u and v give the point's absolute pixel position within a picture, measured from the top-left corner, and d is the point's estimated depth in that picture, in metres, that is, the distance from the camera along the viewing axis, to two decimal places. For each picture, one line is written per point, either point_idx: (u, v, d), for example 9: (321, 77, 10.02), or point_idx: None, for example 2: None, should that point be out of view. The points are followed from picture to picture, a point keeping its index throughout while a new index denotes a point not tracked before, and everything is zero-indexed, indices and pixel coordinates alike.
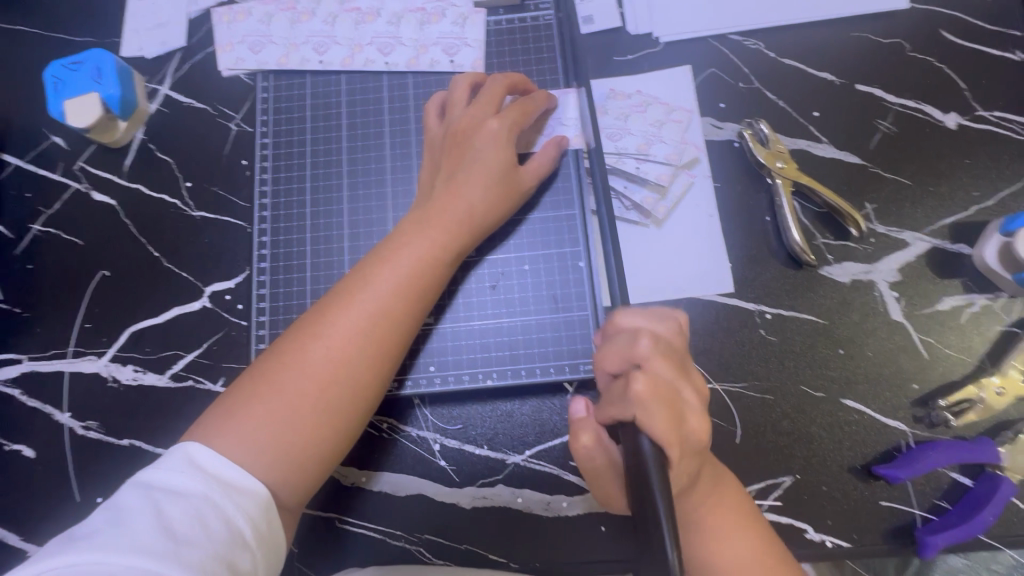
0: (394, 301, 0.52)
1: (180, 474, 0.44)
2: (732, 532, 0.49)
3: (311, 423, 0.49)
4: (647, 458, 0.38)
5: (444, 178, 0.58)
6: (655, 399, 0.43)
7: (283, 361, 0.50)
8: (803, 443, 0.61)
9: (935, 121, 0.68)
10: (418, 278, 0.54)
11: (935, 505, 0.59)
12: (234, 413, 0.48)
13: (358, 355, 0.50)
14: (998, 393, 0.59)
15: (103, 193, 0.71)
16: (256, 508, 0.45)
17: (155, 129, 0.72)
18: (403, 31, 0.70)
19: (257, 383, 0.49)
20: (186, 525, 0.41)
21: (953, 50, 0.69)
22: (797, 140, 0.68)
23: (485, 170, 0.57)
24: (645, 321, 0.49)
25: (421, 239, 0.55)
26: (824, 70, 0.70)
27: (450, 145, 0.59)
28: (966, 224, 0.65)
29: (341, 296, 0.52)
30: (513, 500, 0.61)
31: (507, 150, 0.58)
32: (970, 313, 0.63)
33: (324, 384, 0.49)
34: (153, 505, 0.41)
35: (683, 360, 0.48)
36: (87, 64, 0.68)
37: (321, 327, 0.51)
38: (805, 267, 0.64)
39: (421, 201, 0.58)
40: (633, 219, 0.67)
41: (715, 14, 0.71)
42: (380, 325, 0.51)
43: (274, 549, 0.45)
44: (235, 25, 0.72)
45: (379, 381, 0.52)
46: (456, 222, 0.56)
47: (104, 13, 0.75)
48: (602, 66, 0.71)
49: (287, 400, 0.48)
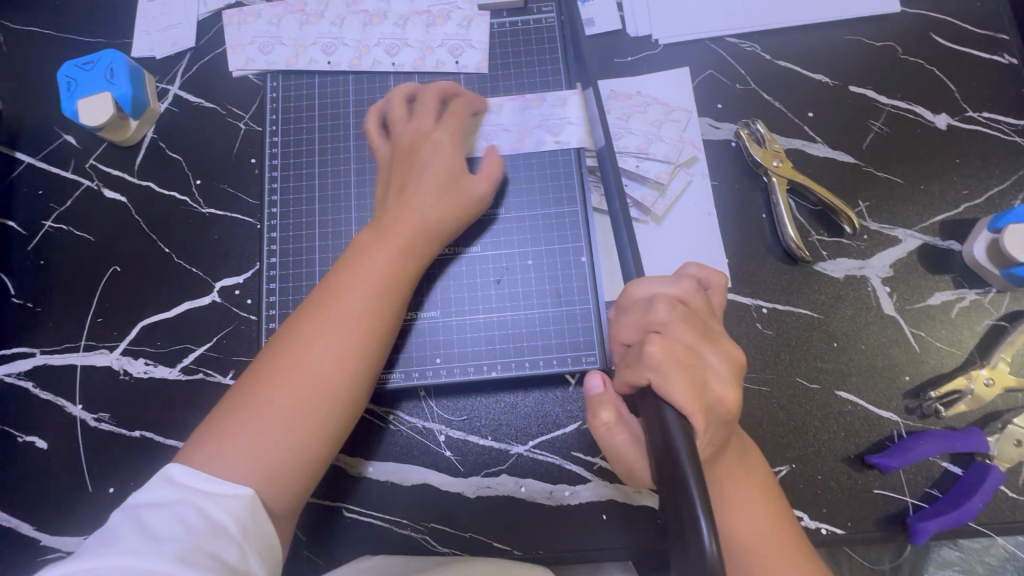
0: (364, 307, 0.54)
1: (157, 488, 0.46)
2: (755, 503, 0.50)
3: (292, 431, 0.49)
4: (671, 426, 0.40)
5: (396, 191, 0.59)
6: (671, 361, 0.44)
7: (259, 376, 0.51)
8: (799, 433, 0.62)
9: (925, 121, 0.70)
10: (383, 285, 0.55)
11: (926, 493, 0.61)
12: (215, 435, 0.49)
13: (330, 361, 0.52)
14: (987, 384, 0.61)
15: (115, 190, 0.72)
16: (238, 504, 0.46)
17: (165, 128, 0.74)
18: (409, 32, 0.72)
19: (236, 405, 0.50)
20: (166, 527, 0.43)
21: (944, 52, 0.71)
22: (792, 140, 0.70)
23: (437, 180, 0.59)
24: (664, 286, 0.50)
25: (382, 249, 0.56)
26: (819, 72, 0.72)
27: (399, 161, 0.61)
28: (956, 221, 0.67)
29: (309, 310, 0.54)
30: (516, 489, 0.62)
31: (451, 156, 0.61)
32: (960, 307, 0.65)
33: (301, 393, 0.50)
34: (132, 516, 0.44)
35: (706, 324, 0.48)
36: (100, 65, 0.70)
37: (293, 342, 0.52)
38: (800, 263, 0.66)
39: (379, 214, 0.60)
40: (633, 216, 0.69)
41: (713, 17, 0.73)
42: (348, 331, 0.53)
43: (264, 540, 0.47)
44: (244, 27, 0.74)
45: (358, 384, 0.53)
46: (413, 231, 0.57)
47: (115, 14, 0.77)
48: (603, 67, 0.73)
49: (266, 411, 0.49)
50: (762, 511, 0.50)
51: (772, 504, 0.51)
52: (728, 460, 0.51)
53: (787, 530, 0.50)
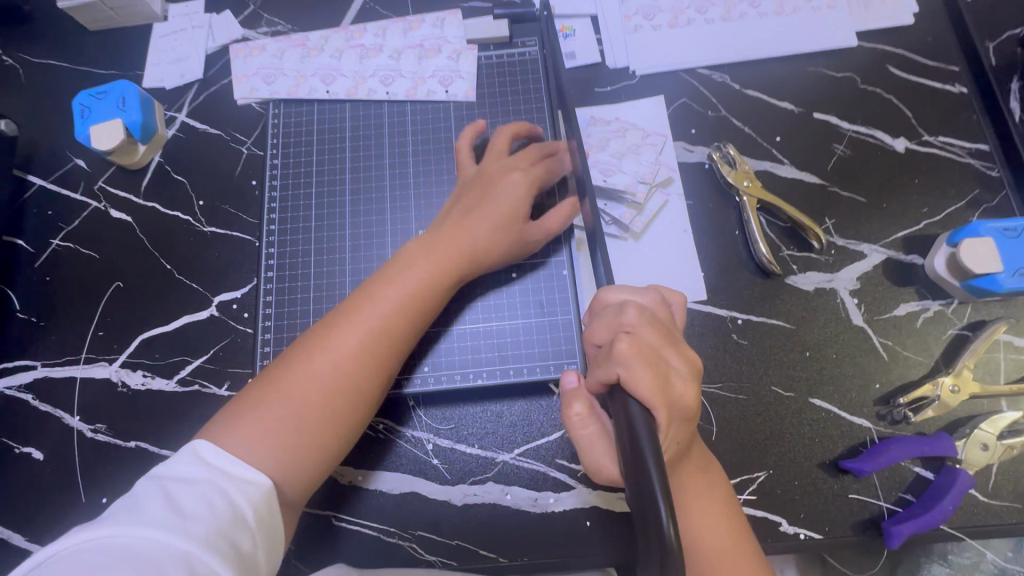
0: (395, 315, 0.57)
1: (186, 465, 0.47)
2: (714, 516, 0.51)
3: (315, 423, 0.52)
4: (636, 418, 0.42)
5: (460, 213, 0.63)
6: (638, 359, 0.46)
7: (294, 364, 0.54)
8: (776, 439, 0.64)
9: (885, 145, 0.75)
10: (416, 301, 0.58)
11: (900, 498, 0.62)
12: (240, 417, 0.52)
13: (355, 365, 0.54)
14: (953, 391, 0.64)
15: (121, 211, 0.76)
16: (258, 495, 0.48)
17: (171, 152, 0.78)
18: (403, 65, 0.77)
19: (263, 391, 0.53)
20: (194, 506, 0.45)
21: (899, 82, 0.77)
22: (761, 161, 0.74)
23: (497, 216, 0.62)
24: (634, 295, 0.53)
25: (424, 264, 0.60)
26: (785, 100, 0.77)
27: (476, 185, 0.65)
28: (918, 238, 0.71)
29: (349, 308, 0.57)
30: (502, 496, 0.64)
31: (524, 200, 0.63)
32: (925, 318, 0.68)
33: (327, 390, 0.53)
34: (163, 489, 0.45)
35: (670, 329, 0.50)
36: (112, 94, 0.74)
37: (326, 339, 0.55)
38: (772, 277, 0.69)
39: (436, 226, 0.63)
40: (613, 232, 0.72)
41: (686, 51, 0.79)
42: (382, 340, 0.56)
43: (274, 532, 0.49)
44: (250, 59, 0.79)
45: (375, 393, 0.56)
46: (462, 254, 0.61)
47: (129, 49, 0.82)
48: (584, 96, 0.78)
49: (290, 400, 0.52)
50: (718, 527, 0.51)
51: (730, 518, 0.52)
52: (688, 468, 0.52)
53: (743, 545, 0.51)
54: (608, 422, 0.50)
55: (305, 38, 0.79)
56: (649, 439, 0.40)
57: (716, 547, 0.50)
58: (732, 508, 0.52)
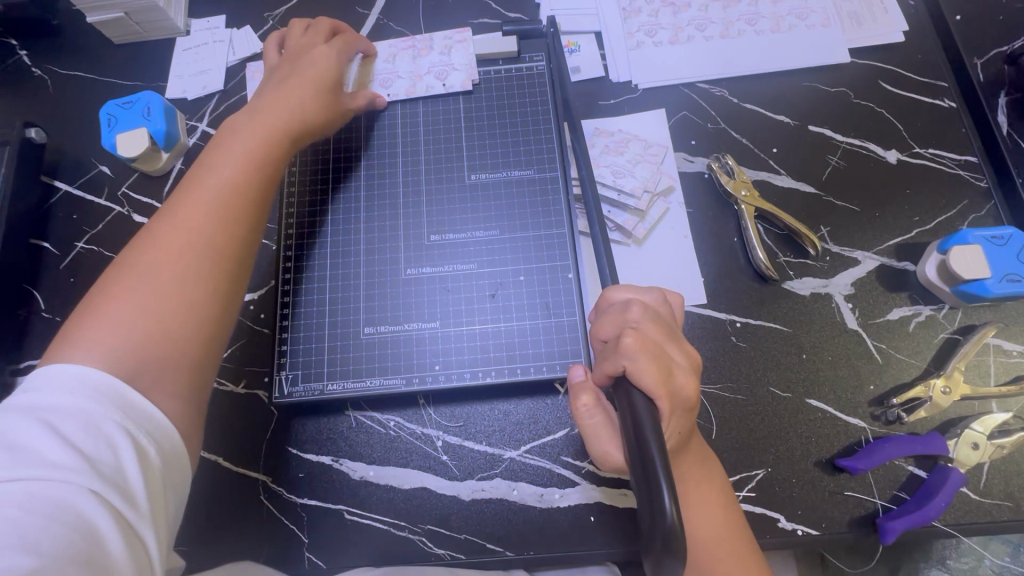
0: (227, 191, 0.58)
1: (66, 396, 0.44)
2: (710, 505, 0.53)
3: (170, 279, 0.53)
4: (639, 408, 0.44)
5: (276, 84, 0.68)
6: (643, 352, 0.48)
7: (148, 237, 0.55)
8: (773, 438, 0.67)
9: (878, 156, 0.78)
10: (250, 165, 0.61)
11: (894, 495, 0.65)
12: (98, 312, 0.51)
13: (201, 240, 0.55)
14: (945, 392, 0.66)
15: (143, 215, 0.79)
16: (155, 426, 0.47)
17: (192, 160, 0.81)
18: (400, 65, 0.78)
19: (118, 281, 0.52)
20: (82, 440, 0.43)
21: (890, 97, 0.80)
22: (759, 172, 0.77)
23: (312, 78, 0.68)
24: (638, 293, 0.55)
25: (240, 142, 0.62)
26: (781, 113, 0.80)
27: (285, 65, 0.71)
28: (910, 245, 0.74)
29: (187, 183, 0.59)
30: (509, 492, 0.66)
31: (333, 59, 0.71)
32: (917, 322, 0.70)
33: (181, 248, 0.54)
34: (44, 423, 0.42)
35: (671, 326, 0.53)
36: (138, 104, 0.78)
37: (165, 224, 0.56)
38: (769, 282, 0.72)
39: (254, 104, 0.67)
40: (617, 238, 0.75)
41: (685, 66, 0.82)
42: (228, 199, 0.58)
43: (179, 463, 0.48)
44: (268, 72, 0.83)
45: (236, 260, 0.57)
46: (283, 119, 0.65)
47: (153, 62, 0.86)
48: (589, 108, 0.82)
49: (150, 273, 0.53)
50: (718, 515, 0.53)
51: (729, 508, 0.54)
52: (689, 458, 0.54)
53: (741, 535, 0.53)
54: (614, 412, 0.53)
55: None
56: (651, 427, 0.43)
57: (717, 536, 0.52)
58: (730, 498, 0.54)
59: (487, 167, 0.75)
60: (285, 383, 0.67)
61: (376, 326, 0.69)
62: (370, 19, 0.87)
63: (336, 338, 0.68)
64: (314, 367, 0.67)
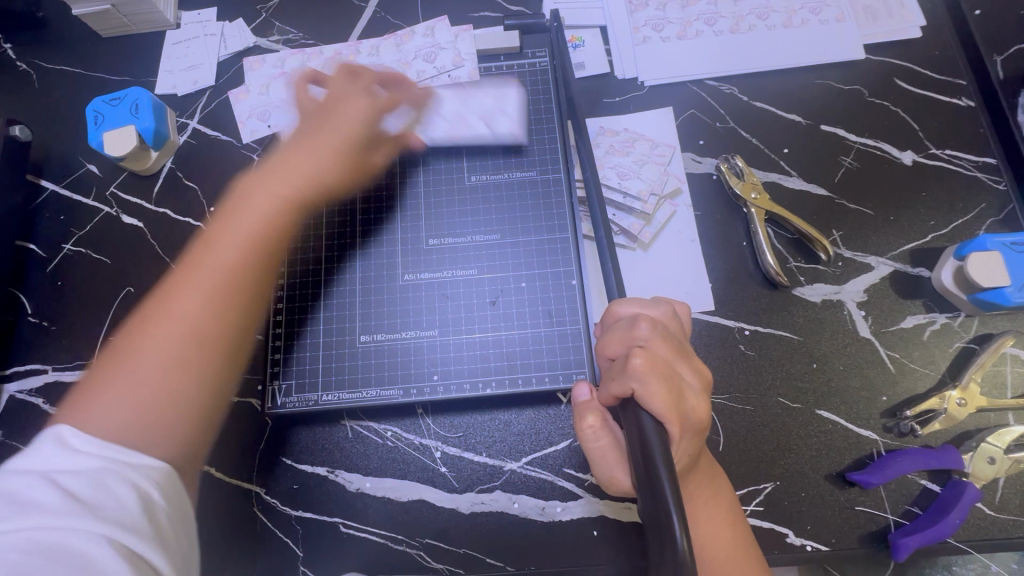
0: (232, 262, 0.55)
1: (63, 455, 0.42)
2: (720, 523, 0.51)
3: (175, 362, 0.50)
4: (649, 435, 0.42)
5: (299, 138, 0.64)
6: (653, 373, 0.45)
7: (153, 316, 0.52)
8: (782, 451, 0.65)
9: (893, 157, 0.75)
10: (254, 236, 0.57)
11: (906, 510, 0.63)
12: (102, 383, 0.49)
13: (208, 312, 0.52)
14: (960, 404, 0.64)
15: (132, 216, 0.77)
16: (161, 476, 0.44)
17: (183, 159, 0.79)
18: (385, 57, 0.77)
19: (125, 352, 0.50)
20: (91, 492, 0.40)
21: (906, 95, 0.77)
22: (769, 173, 0.75)
23: (340, 139, 0.64)
24: (645, 308, 0.53)
25: (246, 207, 0.59)
26: (793, 112, 0.77)
27: (318, 114, 0.66)
28: (924, 250, 0.71)
29: (194, 258, 0.56)
30: (509, 505, 0.64)
31: (369, 116, 0.66)
32: (932, 330, 0.68)
33: (184, 329, 0.51)
34: (52, 481, 0.40)
35: (681, 342, 0.51)
36: (126, 100, 0.75)
37: (175, 293, 0.53)
38: (780, 288, 0.70)
39: (270, 162, 0.63)
40: (622, 242, 0.73)
41: (693, 63, 0.79)
42: (229, 275, 0.55)
43: (185, 517, 0.45)
44: (253, 73, 0.79)
45: (232, 335, 0.54)
46: (299, 184, 0.61)
47: (142, 56, 0.83)
48: (593, 106, 0.79)
49: (154, 347, 0.50)
50: (727, 534, 0.51)
51: (737, 526, 0.52)
52: (697, 478, 0.52)
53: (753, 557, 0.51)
54: (620, 432, 0.51)
55: (283, 66, 0.78)
56: (664, 457, 0.41)
57: (730, 557, 0.50)
58: (738, 516, 0.53)
59: (488, 167, 0.72)
60: (278, 393, 0.65)
61: (373, 335, 0.66)
62: (367, 12, 0.84)
63: (331, 346, 0.66)
64: (308, 376, 0.65)
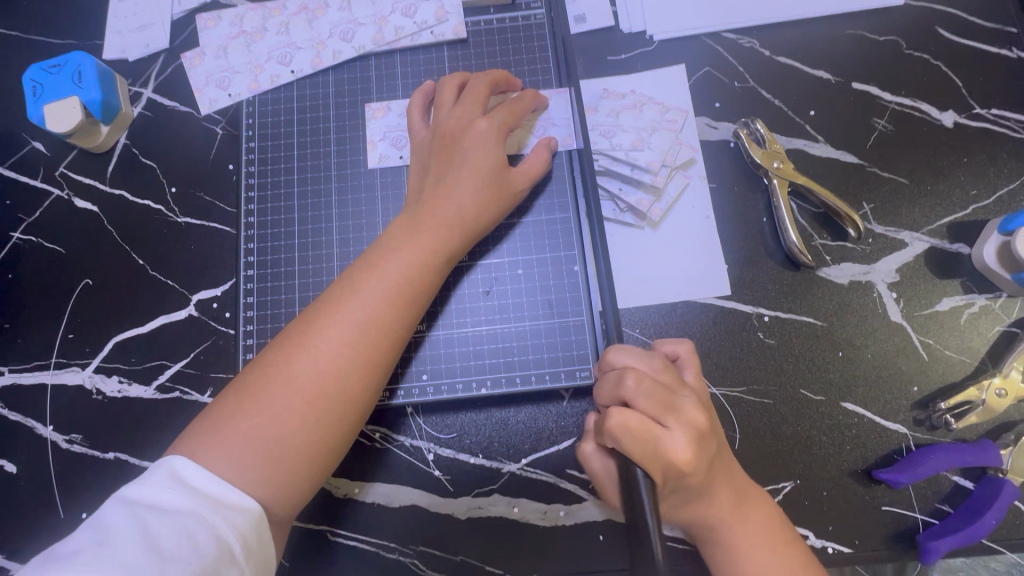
0: (383, 310, 0.50)
1: (165, 490, 0.41)
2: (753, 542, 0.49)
3: (302, 425, 0.47)
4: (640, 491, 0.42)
5: (434, 180, 0.56)
6: (628, 437, 0.44)
7: (269, 370, 0.48)
8: (802, 447, 0.60)
9: (932, 119, 0.67)
10: (411, 282, 0.52)
11: (937, 509, 0.58)
12: (220, 430, 0.46)
13: (342, 362, 0.48)
14: (999, 395, 0.58)
15: (85, 199, 0.69)
16: (247, 523, 0.43)
17: (138, 133, 0.70)
18: (357, 11, 0.68)
19: (245, 397, 0.47)
20: (173, 541, 0.39)
21: (950, 46, 0.69)
22: (793, 139, 0.67)
23: (482, 172, 0.55)
24: (638, 359, 0.48)
25: (417, 246, 0.53)
26: (820, 68, 0.69)
27: (437, 147, 0.57)
28: (965, 224, 0.64)
29: (331, 302, 0.50)
30: (509, 509, 0.60)
31: (496, 150, 0.56)
32: (970, 313, 0.62)
33: (315, 391, 0.47)
34: (143, 523, 0.39)
35: (673, 396, 0.46)
36: (67, 68, 0.66)
37: (307, 336, 0.49)
38: (802, 269, 0.63)
39: (416, 200, 0.57)
40: (628, 221, 0.66)
41: (709, 12, 0.70)
42: (369, 331, 0.49)
43: (264, 565, 0.43)
44: (206, 33, 0.70)
45: (371, 388, 0.50)
46: (450, 227, 0.54)
47: (85, 14, 0.73)
48: (596, 65, 0.70)
49: (278, 399, 0.47)
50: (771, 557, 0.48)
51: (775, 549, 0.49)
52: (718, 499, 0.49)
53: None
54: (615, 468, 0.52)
55: (242, 24, 0.69)
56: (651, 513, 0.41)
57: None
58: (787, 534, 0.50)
59: None
60: None
61: None
62: None
63: None
64: None
